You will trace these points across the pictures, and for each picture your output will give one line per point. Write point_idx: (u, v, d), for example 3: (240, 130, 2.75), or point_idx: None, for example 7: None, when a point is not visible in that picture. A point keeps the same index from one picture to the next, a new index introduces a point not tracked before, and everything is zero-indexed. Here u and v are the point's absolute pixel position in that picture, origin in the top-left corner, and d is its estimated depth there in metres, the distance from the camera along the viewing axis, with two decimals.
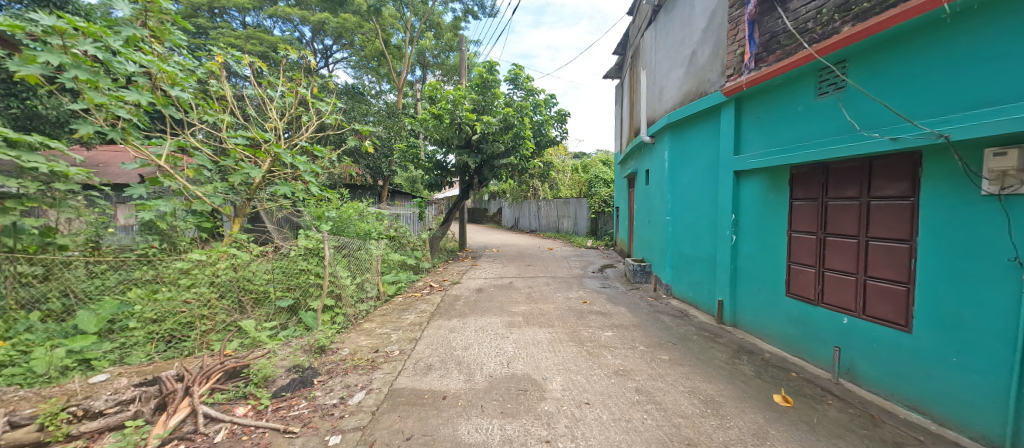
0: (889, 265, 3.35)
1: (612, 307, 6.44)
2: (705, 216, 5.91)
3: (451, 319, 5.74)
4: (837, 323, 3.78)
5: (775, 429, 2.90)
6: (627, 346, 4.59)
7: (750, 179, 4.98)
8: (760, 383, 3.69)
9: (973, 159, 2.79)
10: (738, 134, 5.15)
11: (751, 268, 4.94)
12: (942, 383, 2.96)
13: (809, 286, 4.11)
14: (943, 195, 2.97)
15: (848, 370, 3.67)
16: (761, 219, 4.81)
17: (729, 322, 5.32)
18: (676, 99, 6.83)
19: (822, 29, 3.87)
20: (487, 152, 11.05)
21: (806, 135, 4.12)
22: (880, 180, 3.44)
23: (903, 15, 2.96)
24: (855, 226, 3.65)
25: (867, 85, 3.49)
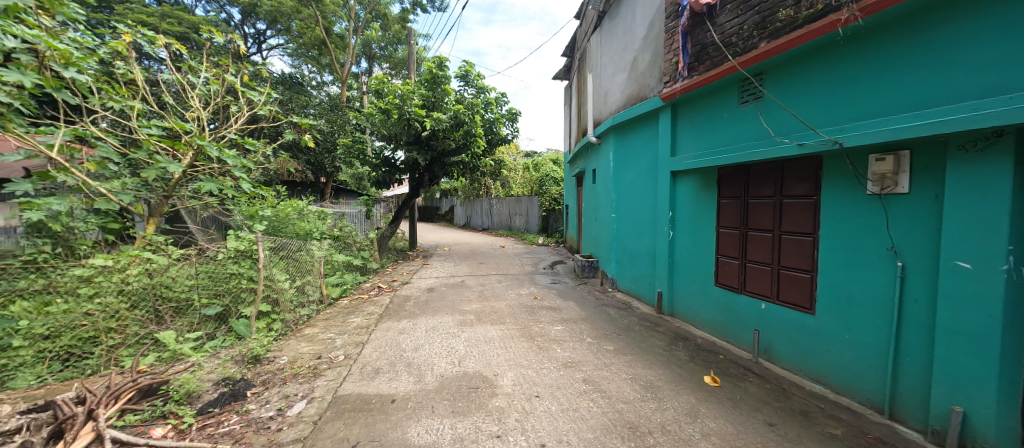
0: (797, 256, 3.81)
1: (561, 302, 6.66)
2: (646, 213, 6.28)
3: (401, 320, 5.59)
4: (756, 308, 4.22)
5: (705, 407, 3.18)
6: (575, 339, 4.77)
7: (685, 179, 5.37)
8: (692, 366, 4.01)
9: (861, 163, 3.23)
10: (674, 137, 5.52)
11: (686, 261, 5.35)
12: (839, 358, 3.41)
13: (732, 276, 4.55)
14: (838, 194, 3.42)
15: (765, 350, 4.11)
16: (694, 216, 5.22)
17: (667, 312, 5.72)
18: (619, 102, 7.17)
19: (743, 43, 4.28)
20: (438, 149, 10.88)
21: (731, 140, 4.53)
22: (791, 181, 3.88)
23: (810, 34, 3.36)
24: (771, 222, 4.09)
25: (780, 96, 3.91)
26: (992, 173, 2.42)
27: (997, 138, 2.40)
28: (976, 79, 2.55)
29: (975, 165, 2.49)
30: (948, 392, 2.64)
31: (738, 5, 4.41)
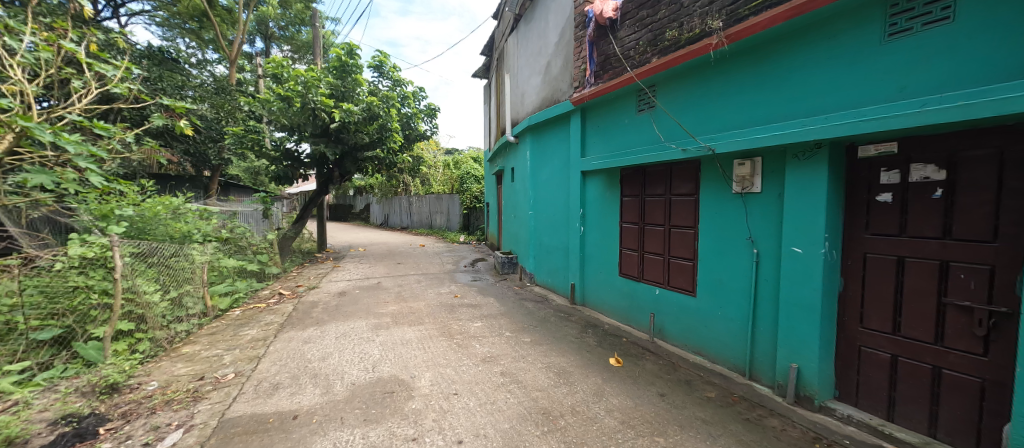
0: (683, 246, 4.36)
1: (481, 299, 6.72)
2: (560, 211, 6.65)
3: (307, 329, 5.12)
4: (652, 294, 4.75)
5: (609, 387, 3.48)
6: (494, 334, 4.86)
7: (593, 178, 5.80)
8: (600, 350, 4.36)
9: (728, 167, 3.81)
10: (583, 139, 5.92)
11: (595, 254, 5.79)
12: (714, 333, 4.00)
13: (633, 266, 5.05)
14: (713, 193, 3.99)
15: (660, 330, 4.64)
16: (601, 213, 5.66)
17: (579, 302, 6.13)
18: (535, 103, 7.45)
19: (639, 57, 4.74)
20: (349, 143, 10.16)
21: (631, 143, 5.01)
22: (678, 181, 4.43)
23: (691, 53, 3.85)
24: (662, 217, 4.63)
25: (669, 106, 4.42)
26: (815, 176, 3.03)
27: (818, 149, 3.01)
28: (803, 101, 3.16)
29: (804, 170, 3.10)
30: (788, 353, 3.25)
31: (636, 22, 4.87)
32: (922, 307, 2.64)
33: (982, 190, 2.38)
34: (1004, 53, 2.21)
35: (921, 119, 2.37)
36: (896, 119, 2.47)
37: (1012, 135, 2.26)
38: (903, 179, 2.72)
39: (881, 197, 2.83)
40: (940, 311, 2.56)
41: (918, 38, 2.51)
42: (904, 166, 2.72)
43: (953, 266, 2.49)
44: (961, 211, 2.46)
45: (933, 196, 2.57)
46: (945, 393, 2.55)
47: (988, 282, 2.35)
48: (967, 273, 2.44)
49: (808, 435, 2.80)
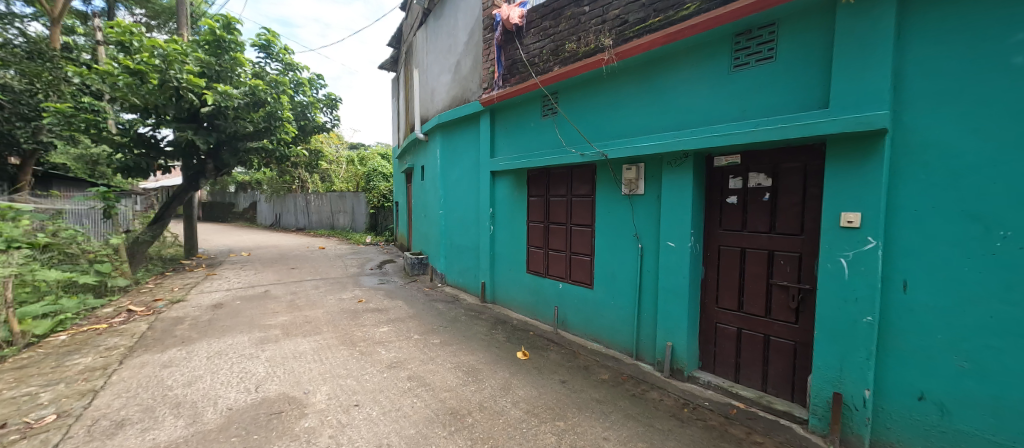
0: (582, 243, 4.73)
1: (388, 302, 6.40)
2: (470, 210, 6.68)
3: (168, 350, 4.29)
4: (556, 288, 5.06)
5: (516, 379, 3.62)
6: (401, 338, 4.67)
7: (501, 179, 5.95)
8: (508, 345, 4.50)
9: (618, 170, 4.24)
10: (492, 140, 6.04)
11: (504, 252, 5.96)
12: (607, 320, 4.41)
13: (539, 263, 5.33)
14: (606, 194, 4.40)
15: (562, 321, 4.97)
16: (509, 212, 5.84)
17: (490, 300, 6.23)
18: (444, 102, 7.36)
19: (543, 65, 5.00)
20: (226, 131, 8.79)
21: (536, 146, 5.27)
22: (577, 183, 4.78)
23: (586, 66, 4.21)
24: (564, 216, 4.96)
25: (569, 113, 4.75)
26: (684, 180, 3.55)
27: (685, 158, 3.53)
28: (674, 116, 3.67)
29: (676, 175, 3.61)
30: (665, 334, 3.76)
31: (540, 31, 5.12)
32: (757, 288, 3.27)
33: (794, 194, 3.03)
34: (806, 89, 2.86)
35: (754, 136, 2.93)
36: (738, 135, 3.02)
37: (812, 152, 2.93)
38: (744, 184, 3.34)
39: (730, 199, 3.44)
40: (769, 290, 3.20)
41: (753, 72, 3.11)
42: (745, 174, 3.33)
43: (777, 254, 3.14)
44: (782, 211, 3.10)
45: (764, 198, 3.20)
46: (772, 355, 3.20)
47: (798, 267, 3.02)
48: (785, 260, 3.10)
49: (679, 402, 3.26)
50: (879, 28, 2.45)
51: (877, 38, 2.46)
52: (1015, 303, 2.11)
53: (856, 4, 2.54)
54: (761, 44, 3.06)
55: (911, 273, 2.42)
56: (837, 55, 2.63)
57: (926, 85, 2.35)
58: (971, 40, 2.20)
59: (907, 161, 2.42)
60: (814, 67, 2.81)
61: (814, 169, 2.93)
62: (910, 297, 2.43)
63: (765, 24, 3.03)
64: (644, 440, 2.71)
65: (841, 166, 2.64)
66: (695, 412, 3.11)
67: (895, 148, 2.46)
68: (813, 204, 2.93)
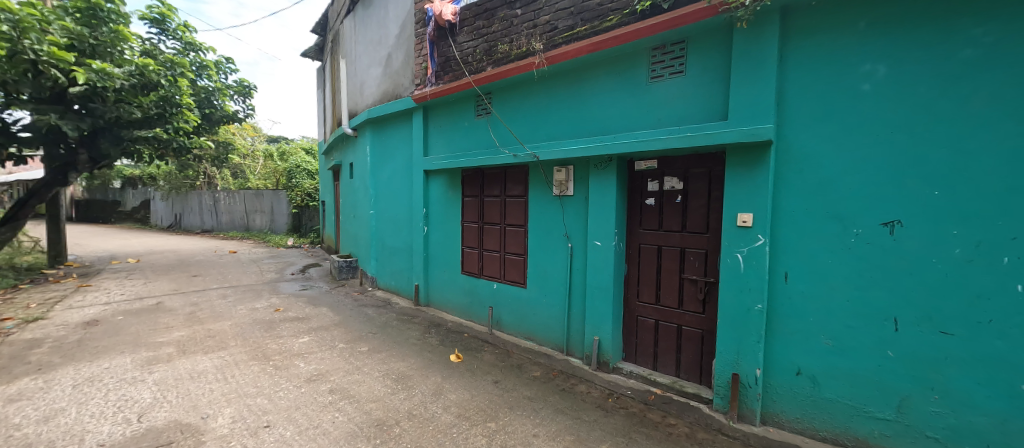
0: (515, 243, 4.79)
1: (310, 310, 5.90)
2: (403, 210, 6.43)
3: (18, 380, 3.51)
4: (490, 288, 5.07)
5: (448, 383, 3.54)
6: (325, 348, 4.33)
7: (435, 178, 5.81)
8: (441, 349, 4.40)
9: (549, 172, 4.36)
10: (425, 138, 5.86)
11: (438, 253, 5.82)
12: (540, 318, 4.52)
13: (474, 263, 5.30)
14: (537, 195, 4.50)
15: (497, 321, 4.99)
16: (443, 212, 5.72)
17: (423, 303, 6.04)
18: (374, 96, 6.99)
19: (476, 65, 4.97)
20: (104, 116, 7.48)
21: (470, 146, 5.23)
22: (510, 184, 4.83)
23: (518, 68, 4.27)
24: (498, 216, 4.98)
25: (502, 114, 4.78)
26: (608, 183, 3.76)
27: (609, 162, 3.74)
28: (600, 122, 3.87)
29: (602, 177, 3.80)
30: (592, 328, 3.95)
31: (473, 30, 5.08)
32: (671, 282, 3.57)
33: (701, 197, 3.36)
34: (710, 103, 3.18)
35: (668, 143, 3.19)
36: (654, 142, 3.27)
37: (715, 159, 3.28)
38: (660, 187, 3.62)
39: (649, 201, 3.71)
40: (681, 284, 3.51)
41: (667, 84, 3.39)
42: (661, 177, 3.62)
43: (688, 251, 3.45)
44: (691, 212, 3.42)
45: (677, 200, 3.50)
46: (684, 343, 3.52)
47: (705, 262, 3.35)
48: (694, 256, 3.42)
49: (604, 393, 3.44)
50: (766, 52, 2.81)
51: (765, 61, 2.82)
52: (864, 289, 2.56)
53: (748, 29, 2.88)
54: (674, 59, 3.34)
55: (791, 266, 2.82)
56: (734, 73, 2.96)
57: (801, 104, 2.74)
58: (834, 68, 2.61)
59: (788, 170, 2.80)
60: (717, 83, 3.13)
61: (716, 174, 3.27)
62: (790, 286, 2.83)
63: (677, 41, 3.31)
64: (571, 433, 2.81)
65: (738, 172, 2.98)
66: (618, 401, 3.30)
67: (779, 158, 2.84)
68: (717, 206, 3.27)
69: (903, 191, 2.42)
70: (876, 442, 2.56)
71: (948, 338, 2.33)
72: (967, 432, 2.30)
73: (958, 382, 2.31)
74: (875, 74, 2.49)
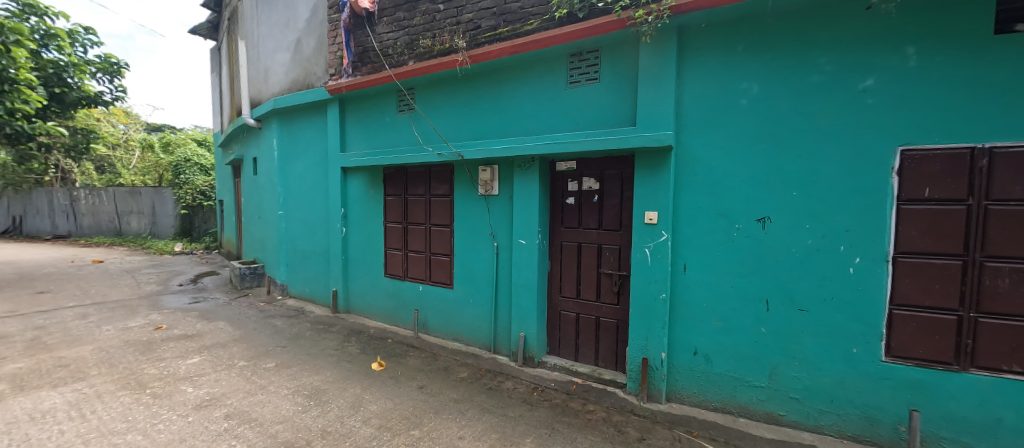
0: (441, 243, 4.69)
1: (203, 325, 5.14)
2: (317, 211, 5.92)
3: None
4: (416, 291, 4.91)
5: (369, 394, 3.34)
6: (221, 368, 3.80)
7: (353, 176, 5.44)
8: (361, 358, 4.13)
9: (474, 171, 4.33)
10: (341, 133, 5.46)
11: (358, 256, 5.47)
12: (467, 318, 4.48)
13: (397, 265, 5.09)
14: (463, 194, 4.45)
15: (423, 324, 4.84)
16: (363, 212, 5.38)
17: (342, 310, 5.63)
18: (281, 84, 6.32)
19: (396, 58, 4.75)
20: None
21: (391, 142, 4.99)
22: (435, 183, 4.71)
23: (441, 65, 4.18)
24: (423, 216, 4.84)
25: (425, 111, 4.64)
26: (532, 183, 3.86)
27: (532, 162, 3.84)
28: (522, 123, 3.96)
29: (525, 177, 3.89)
30: (519, 325, 4.02)
31: (392, 21, 4.85)
32: (590, 277, 3.79)
33: (615, 196, 3.61)
34: (621, 109, 3.43)
35: (585, 146, 3.38)
36: (573, 144, 3.44)
37: (627, 162, 3.54)
38: (579, 187, 3.82)
39: (569, 200, 3.89)
40: (599, 279, 3.74)
41: (584, 89, 3.58)
42: (580, 178, 3.81)
43: (604, 247, 3.69)
44: (607, 210, 3.66)
45: (594, 200, 3.72)
46: (602, 333, 3.76)
47: (619, 257, 3.61)
48: (610, 252, 3.67)
49: (530, 387, 3.53)
50: (667, 66, 3.11)
51: (666, 73, 3.12)
52: (744, 276, 2.98)
53: (652, 43, 3.16)
54: (590, 66, 3.54)
55: (689, 258, 3.16)
56: (640, 83, 3.23)
57: (695, 114, 3.09)
58: (719, 84, 2.99)
59: (685, 173, 3.14)
60: (627, 91, 3.39)
61: (628, 176, 3.54)
62: (688, 276, 3.18)
63: (592, 49, 3.51)
64: (497, 431, 2.83)
65: (645, 174, 3.25)
66: (542, 394, 3.41)
67: (678, 161, 3.16)
68: (628, 205, 3.55)
69: (771, 192, 2.86)
70: (755, 406, 2.99)
71: (804, 314, 2.82)
72: (818, 391, 2.80)
73: (812, 350, 2.80)
74: (750, 91, 2.89)
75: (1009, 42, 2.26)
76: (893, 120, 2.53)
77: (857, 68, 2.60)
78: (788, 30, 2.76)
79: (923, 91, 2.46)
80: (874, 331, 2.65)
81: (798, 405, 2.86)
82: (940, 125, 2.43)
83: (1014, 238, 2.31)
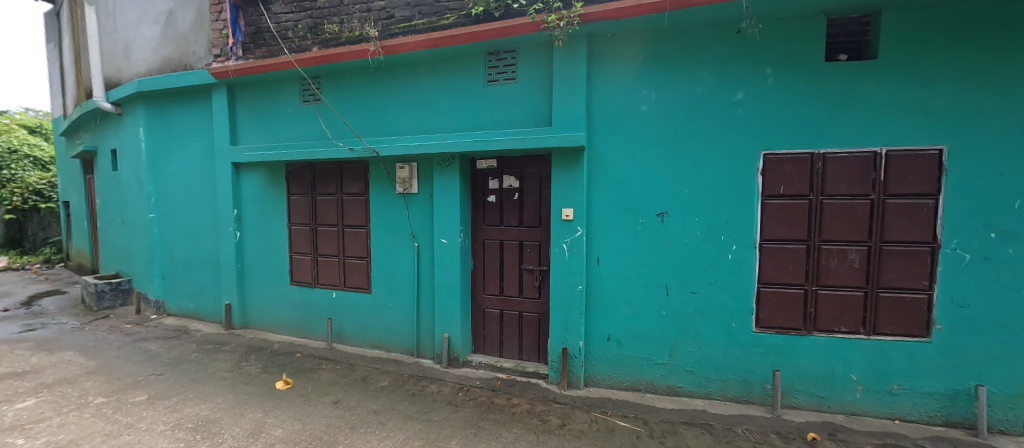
0: (356, 245, 4.38)
1: (40, 359, 4.10)
2: (202, 213, 5.10)
3: None
4: (328, 298, 4.52)
5: (273, 417, 2.98)
6: (70, 409, 3.08)
7: (248, 173, 4.80)
8: (263, 377, 3.67)
9: (391, 169, 4.11)
10: (231, 124, 4.77)
11: (258, 263, 4.86)
12: (387, 323, 4.26)
13: (306, 272, 4.63)
14: (379, 193, 4.20)
15: (338, 334, 4.49)
16: (262, 214, 4.79)
17: (238, 325, 4.94)
18: (148, 62, 5.31)
19: (298, 42, 4.29)
20: None
21: (295, 136, 4.51)
22: (347, 180, 4.38)
23: (351, 54, 3.87)
24: (335, 217, 4.47)
25: (334, 103, 4.28)
26: (452, 181, 3.80)
27: (453, 160, 3.78)
28: (441, 120, 3.87)
29: (446, 175, 3.81)
30: (442, 327, 3.94)
31: (292, 2, 4.37)
32: (513, 273, 3.86)
33: (534, 194, 3.73)
34: (537, 110, 3.55)
35: (504, 144, 3.42)
36: (492, 142, 3.46)
37: (545, 161, 3.68)
38: (500, 185, 3.86)
39: (490, 198, 3.91)
40: (521, 274, 3.83)
41: (502, 88, 3.62)
42: (500, 176, 3.86)
43: (525, 243, 3.79)
44: (527, 208, 3.76)
45: (514, 197, 3.80)
46: (525, 327, 3.86)
47: (539, 253, 3.74)
48: (531, 248, 3.78)
49: (455, 388, 3.49)
50: (578, 71, 3.30)
51: (578, 77, 3.30)
52: (648, 266, 3.29)
53: (564, 48, 3.31)
54: (507, 66, 3.59)
55: (601, 252, 3.40)
56: (555, 85, 3.37)
57: (604, 118, 3.32)
58: (623, 90, 3.25)
59: (596, 172, 3.36)
60: (543, 93, 3.51)
61: (546, 174, 3.68)
62: (601, 269, 3.41)
63: (509, 49, 3.56)
64: (421, 437, 2.74)
65: (561, 172, 3.41)
66: (468, 393, 3.39)
67: (590, 161, 3.37)
68: (547, 202, 3.69)
69: (668, 189, 3.20)
70: (659, 382, 3.33)
71: (695, 296, 3.21)
72: (707, 362, 3.22)
73: (702, 327, 3.21)
74: (649, 99, 3.20)
75: (835, 69, 2.86)
76: (758, 128, 3.01)
77: (732, 82, 3.03)
78: (677, 45, 3.11)
79: (779, 105, 2.96)
80: (747, 307, 3.13)
81: (692, 376, 3.26)
82: (791, 134, 2.96)
83: (840, 224, 2.93)
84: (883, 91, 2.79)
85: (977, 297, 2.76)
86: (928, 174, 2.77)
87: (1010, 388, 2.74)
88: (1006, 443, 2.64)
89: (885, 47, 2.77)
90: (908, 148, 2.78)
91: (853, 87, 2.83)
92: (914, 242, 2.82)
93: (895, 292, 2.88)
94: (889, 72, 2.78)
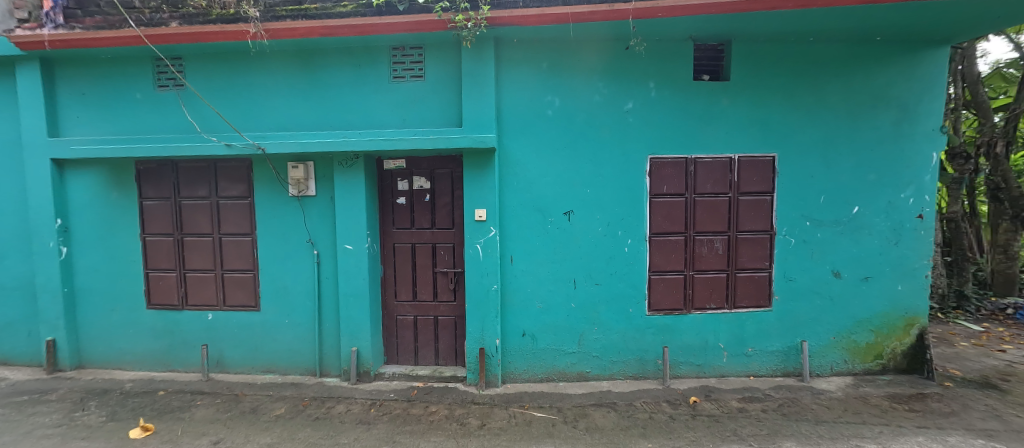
0: (238, 257, 3.78)
1: None
2: (6, 225, 3.90)
3: None
4: (202, 320, 3.83)
5: None
6: None
7: (78, 173, 3.79)
8: (112, 426, 2.95)
9: (281, 168, 3.65)
10: (51, 111, 3.73)
11: (98, 286, 3.89)
12: (282, 343, 3.77)
13: (170, 292, 3.85)
14: (268, 197, 3.69)
15: (217, 362, 3.83)
16: (102, 224, 3.84)
17: (67, 367, 3.87)
18: None
19: (148, 14, 3.35)
20: None
21: (149, 128, 3.72)
22: (223, 182, 3.75)
23: (224, 34, 3.29)
24: (209, 225, 3.80)
25: (204, 90, 3.63)
26: (356, 182, 3.52)
27: (356, 159, 3.50)
28: (342, 116, 3.56)
29: (349, 176, 3.52)
30: (349, 340, 3.63)
31: None
32: (426, 277, 3.74)
33: (446, 195, 3.66)
34: (447, 110, 3.49)
35: (414, 143, 3.28)
36: (401, 142, 3.29)
37: (456, 162, 3.64)
38: (410, 186, 3.70)
39: (400, 200, 3.72)
40: (435, 278, 3.73)
41: (409, 86, 3.49)
42: (410, 177, 3.70)
43: (439, 246, 3.70)
44: (439, 209, 3.68)
45: (426, 199, 3.68)
46: (441, 331, 3.78)
47: (453, 255, 3.69)
48: (444, 250, 3.70)
49: (366, 404, 3.24)
50: (488, 73, 3.32)
51: (487, 80, 3.32)
52: (559, 261, 3.49)
53: (472, 50, 3.31)
54: (413, 62, 3.47)
55: (515, 250, 3.49)
56: (464, 86, 3.35)
57: (513, 120, 3.41)
58: (531, 95, 3.38)
59: (507, 173, 3.44)
60: (452, 92, 3.47)
61: (457, 175, 3.64)
62: (515, 267, 3.50)
63: (416, 45, 3.44)
64: None
65: (473, 173, 3.40)
66: (381, 408, 3.18)
67: (501, 162, 3.43)
68: (459, 203, 3.65)
69: (573, 189, 3.43)
70: (570, 369, 3.54)
71: (598, 287, 3.50)
72: (611, 347, 3.53)
73: (606, 315, 3.52)
74: (554, 104, 3.38)
75: (701, 87, 3.37)
76: (645, 135, 3.40)
77: (623, 93, 3.37)
78: (577, 56, 3.35)
79: (661, 115, 3.39)
80: (641, 293, 3.51)
81: (598, 361, 3.54)
82: (671, 140, 3.41)
83: (708, 218, 3.47)
84: (736, 108, 3.39)
85: (800, 272, 3.52)
86: (767, 176, 3.45)
87: (822, 341, 3.55)
88: (821, 383, 3.43)
89: (737, 72, 3.36)
90: (754, 155, 3.43)
91: (715, 103, 3.38)
92: (759, 231, 3.49)
93: (747, 272, 3.53)
94: (740, 93, 3.38)
